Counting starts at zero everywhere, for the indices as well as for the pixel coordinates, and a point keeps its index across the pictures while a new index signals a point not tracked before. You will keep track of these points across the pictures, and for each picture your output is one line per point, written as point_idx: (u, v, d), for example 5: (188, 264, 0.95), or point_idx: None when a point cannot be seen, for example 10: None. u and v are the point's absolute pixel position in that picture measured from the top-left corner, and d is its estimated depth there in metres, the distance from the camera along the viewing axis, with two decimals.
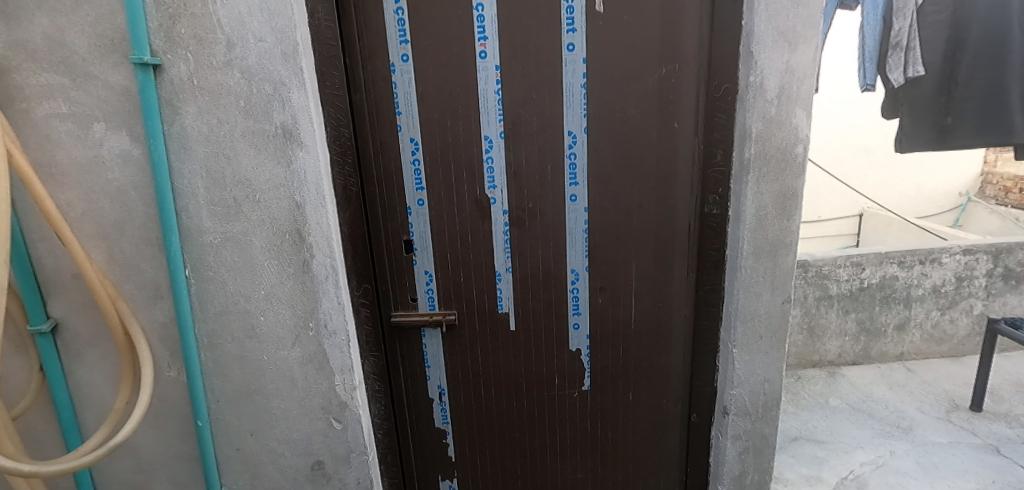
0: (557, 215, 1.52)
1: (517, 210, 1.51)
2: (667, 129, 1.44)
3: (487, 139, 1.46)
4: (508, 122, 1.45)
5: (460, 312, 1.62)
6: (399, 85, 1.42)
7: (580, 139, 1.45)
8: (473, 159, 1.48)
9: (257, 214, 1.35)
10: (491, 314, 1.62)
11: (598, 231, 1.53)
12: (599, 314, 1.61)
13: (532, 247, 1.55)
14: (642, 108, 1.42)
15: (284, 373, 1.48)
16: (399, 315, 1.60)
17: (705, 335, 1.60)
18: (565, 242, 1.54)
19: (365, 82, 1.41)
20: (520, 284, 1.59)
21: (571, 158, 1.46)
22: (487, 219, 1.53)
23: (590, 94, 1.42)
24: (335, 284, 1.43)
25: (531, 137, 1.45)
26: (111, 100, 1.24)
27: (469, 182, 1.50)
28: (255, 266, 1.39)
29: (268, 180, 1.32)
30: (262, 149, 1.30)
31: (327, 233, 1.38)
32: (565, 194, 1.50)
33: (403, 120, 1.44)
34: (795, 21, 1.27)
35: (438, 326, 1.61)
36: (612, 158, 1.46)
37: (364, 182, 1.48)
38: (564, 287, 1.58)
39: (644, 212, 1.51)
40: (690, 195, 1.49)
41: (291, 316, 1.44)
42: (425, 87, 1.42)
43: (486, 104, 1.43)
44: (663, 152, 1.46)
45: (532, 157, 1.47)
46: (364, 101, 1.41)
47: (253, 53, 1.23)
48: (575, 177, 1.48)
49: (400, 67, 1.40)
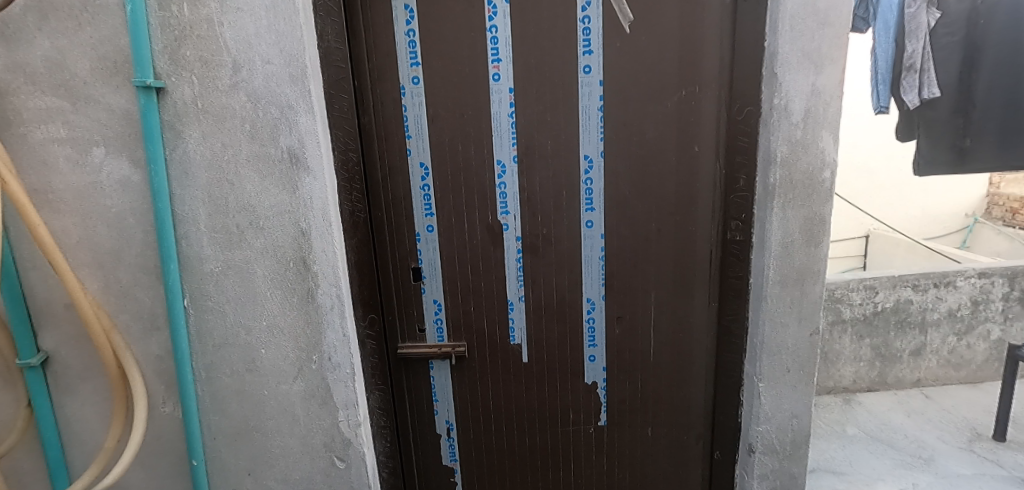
0: (572, 242, 1.45)
1: (530, 237, 1.46)
2: (686, 152, 1.38)
3: (500, 163, 1.41)
4: (522, 145, 1.40)
5: (470, 343, 1.54)
6: (409, 108, 1.38)
7: (597, 163, 1.40)
8: (485, 184, 1.43)
9: (261, 242, 1.29)
10: (502, 345, 1.54)
11: (615, 258, 1.46)
12: (616, 346, 1.53)
13: (546, 275, 1.48)
14: (660, 132, 1.37)
15: (285, 408, 1.40)
16: (407, 347, 1.53)
17: (728, 367, 1.51)
18: (580, 270, 1.47)
19: (374, 105, 1.37)
20: (534, 314, 1.52)
21: (588, 183, 1.41)
22: (499, 246, 1.47)
23: (606, 117, 1.37)
24: (341, 315, 1.36)
25: (545, 161, 1.40)
26: (112, 123, 1.20)
27: (481, 207, 1.44)
28: (257, 296, 1.33)
29: (273, 206, 1.27)
30: (267, 174, 1.25)
31: (333, 261, 1.31)
32: (581, 219, 1.44)
33: (413, 144, 1.40)
34: (820, 41, 1.22)
35: (447, 359, 1.54)
36: (629, 182, 1.41)
37: (372, 207, 1.43)
38: (579, 317, 1.51)
39: (663, 238, 1.44)
40: (711, 220, 1.42)
41: (293, 348, 1.37)
42: (436, 110, 1.38)
43: (499, 127, 1.39)
44: (683, 176, 1.40)
45: (546, 182, 1.42)
46: (373, 125, 1.37)
47: (260, 75, 1.19)
48: (591, 202, 1.42)
49: (410, 90, 1.36)
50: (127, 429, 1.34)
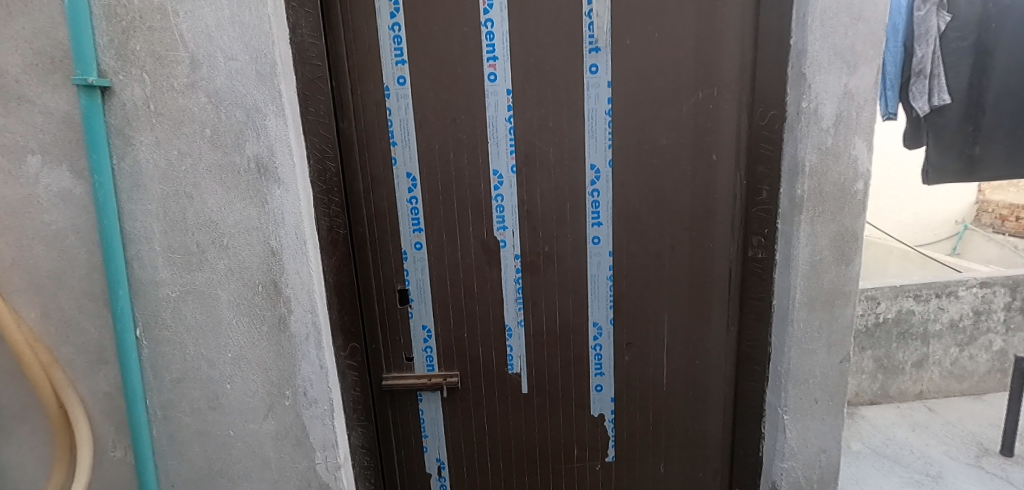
0: (576, 260, 1.31)
1: (531, 254, 1.32)
2: (703, 161, 1.25)
3: (497, 173, 1.27)
4: (521, 153, 1.26)
5: (463, 373, 1.41)
6: (394, 112, 1.24)
7: (604, 173, 1.26)
8: (480, 196, 1.29)
9: (224, 263, 1.13)
10: (499, 375, 1.41)
11: (624, 278, 1.32)
12: (625, 374, 1.39)
13: (547, 296, 1.34)
14: (675, 139, 1.24)
15: (255, 450, 1.23)
16: (393, 378, 1.39)
17: (749, 397, 1.37)
18: (586, 291, 1.34)
19: (355, 109, 1.22)
20: (534, 340, 1.38)
21: (594, 195, 1.27)
22: (496, 265, 1.33)
23: (615, 122, 1.23)
24: (317, 346, 1.20)
25: (547, 171, 1.27)
26: (49, 128, 1.04)
27: (476, 222, 1.30)
28: (221, 324, 1.17)
29: (238, 222, 1.11)
30: (232, 187, 1.09)
31: (308, 284, 1.16)
32: (587, 235, 1.30)
33: (399, 152, 1.26)
34: (854, 39, 1.10)
35: (438, 390, 1.40)
36: (640, 194, 1.27)
37: (353, 223, 1.29)
38: (584, 343, 1.37)
39: (676, 256, 1.30)
40: (730, 235, 1.29)
41: (263, 383, 1.20)
42: (424, 114, 1.24)
43: (496, 133, 1.25)
44: (700, 187, 1.26)
45: (548, 193, 1.28)
46: (353, 131, 1.23)
47: (223, 73, 1.04)
48: (598, 215, 1.28)
49: (395, 92, 1.23)
50: (69, 479, 1.16)
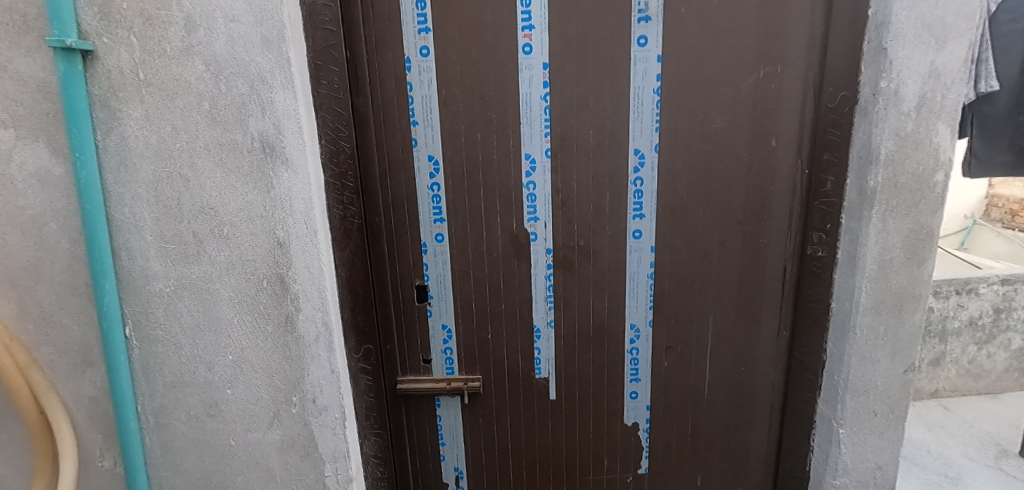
0: (614, 256, 1.19)
1: (564, 249, 1.19)
2: (761, 147, 1.12)
3: (529, 157, 1.14)
4: (557, 136, 1.12)
5: (485, 377, 1.29)
6: (416, 87, 1.10)
7: (649, 159, 1.13)
8: (509, 183, 1.15)
9: (225, 255, 1.00)
10: (524, 379, 1.29)
11: (666, 276, 1.20)
12: (663, 381, 1.27)
13: (580, 294, 1.22)
14: (731, 122, 1.11)
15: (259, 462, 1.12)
16: (408, 382, 1.27)
17: (798, 408, 1.25)
18: (623, 290, 1.21)
19: (372, 83, 1.09)
20: (564, 343, 1.26)
21: (637, 184, 1.14)
22: (525, 260, 1.20)
23: (664, 102, 1.10)
24: (328, 348, 1.08)
25: (585, 156, 1.13)
26: (24, 98, 0.90)
27: (504, 212, 1.17)
28: (220, 323, 1.04)
29: (240, 209, 0.98)
30: (233, 168, 0.96)
31: (319, 279, 1.04)
32: (627, 229, 1.17)
33: (420, 132, 1.13)
34: (944, 9, 0.96)
35: (457, 395, 1.29)
36: (689, 183, 1.14)
37: (367, 211, 1.16)
38: (620, 346, 1.25)
39: (726, 253, 1.18)
40: (787, 230, 1.16)
41: (268, 388, 1.08)
42: (450, 90, 1.10)
43: (529, 112, 1.11)
44: (756, 177, 1.13)
45: (585, 181, 1.15)
46: (369, 108, 1.10)
47: (224, 37, 0.91)
48: (640, 207, 1.15)
49: (417, 64, 1.09)
50: None
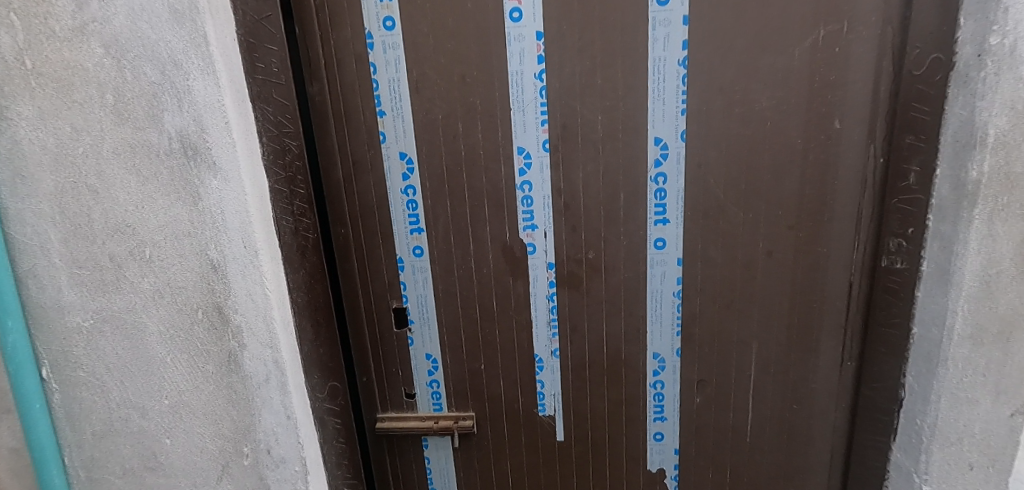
0: (631, 271, 0.96)
1: (569, 263, 0.97)
2: (821, 130, 0.86)
3: (523, 152, 0.92)
4: (557, 123, 0.90)
5: (479, 414, 1.09)
6: (380, 69, 0.90)
7: (675, 151, 0.89)
8: (499, 185, 0.94)
9: (149, 281, 0.82)
10: (526, 417, 1.08)
11: (698, 294, 0.96)
12: (694, 420, 1.04)
13: (590, 317, 1.00)
14: (782, 98, 0.85)
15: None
16: (390, 420, 1.09)
17: (866, 456, 0.98)
18: (643, 312, 0.98)
19: (326, 68, 0.90)
20: (572, 374, 1.04)
21: (658, 181, 0.91)
22: (522, 277, 0.99)
23: (693, 75, 0.85)
24: (282, 390, 0.89)
25: (591, 148, 0.91)
26: None
27: (494, 220, 0.96)
28: (150, 362, 0.86)
29: (163, 226, 0.80)
30: (149, 176, 0.78)
31: (264, 308, 0.85)
32: (648, 237, 0.94)
33: (388, 125, 0.93)
34: None
35: (448, 436, 1.09)
36: (726, 178, 0.90)
37: (332, 222, 0.98)
38: (640, 378, 1.03)
39: (774, 265, 0.93)
40: (855, 236, 0.90)
41: (213, 437, 0.90)
42: (422, 71, 0.89)
43: (521, 95, 0.89)
44: (815, 168, 0.88)
45: (593, 180, 0.92)
46: (326, 100, 0.92)
47: (123, 10, 0.71)
48: (664, 209, 0.92)
49: (381, 40, 0.88)
50: None
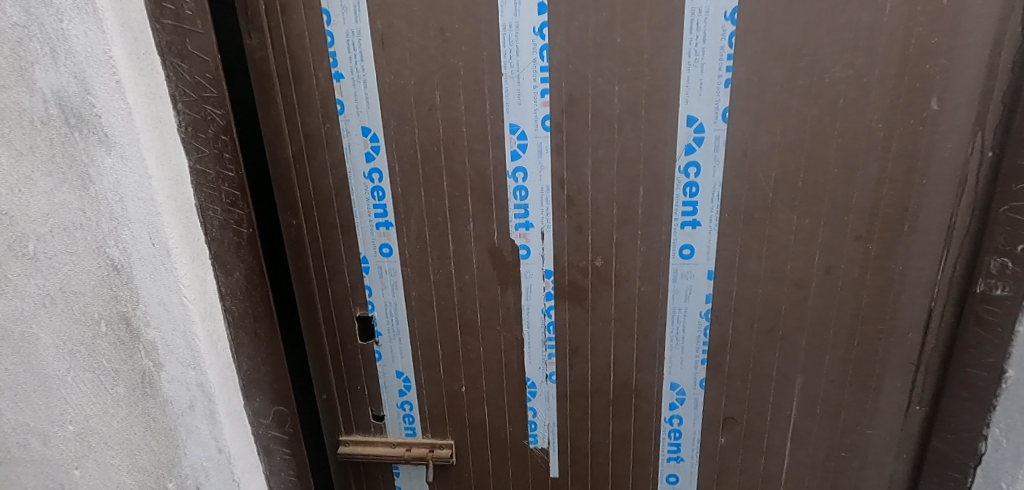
0: (648, 284, 0.77)
1: (571, 271, 0.78)
2: (911, 111, 0.64)
3: (515, 130, 0.72)
4: (561, 94, 0.69)
5: (460, 442, 0.92)
6: (334, 18, 0.70)
7: (711, 133, 0.69)
8: (486, 172, 0.75)
9: (38, 285, 0.64)
10: (514, 449, 0.91)
11: (731, 315, 0.77)
12: (716, 463, 0.86)
13: (596, 338, 0.82)
14: (862, 67, 0.63)
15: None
16: (354, 445, 0.93)
17: None
18: (661, 333, 0.80)
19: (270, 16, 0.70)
20: (570, 403, 0.86)
21: (689, 172, 0.71)
22: (512, 286, 0.80)
23: (743, 34, 0.64)
24: (210, 420, 0.71)
25: (605, 127, 0.70)
26: None
27: (480, 215, 0.77)
28: (49, 383, 0.69)
29: (47, 215, 0.61)
30: (23, 150, 0.59)
31: (184, 321, 0.66)
32: (671, 243, 0.74)
33: (346, 91, 0.73)
34: None
35: (421, 466, 0.93)
36: (778, 171, 0.69)
37: (283, 212, 0.80)
38: (652, 411, 0.85)
39: (831, 284, 0.73)
40: (942, 252, 0.69)
41: (129, 471, 0.74)
42: (388, 21, 0.69)
43: (515, 56, 0.69)
44: (899, 162, 0.66)
45: (606, 170, 0.72)
46: (271, 57, 0.73)
47: None
48: (694, 209, 0.72)
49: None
50: None
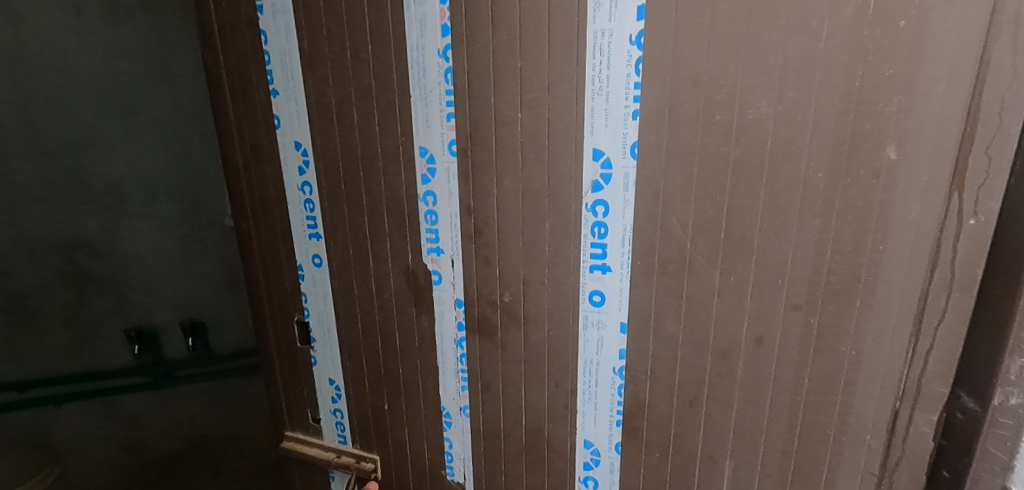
0: (559, 329, 0.70)
1: (481, 304, 0.74)
2: (859, 159, 0.50)
3: (426, 153, 0.70)
4: (466, 119, 0.66)
5: (384, 460, 0.92)
6: (270, 37, 0.74)
7: (620, 169, 0.60)
8: (399, 193, 0.74)
9: None
10: (433, 478, 0.89)
11: (648, 377, 0.67)
12: None
13: (507, 377, 0.76)
14: (795, 102, 0.51)
15: (174, 405, 1.37)
16: (294, 442, 0.99)
17: None
18: (574, 385, 0.72)
19: (222, 35, 0.77)
20: (484, 443, 0.82)
21: (596, 211, 0.63)
22: (426, 311, 0.78)
23: (651, 61, 0.56)
24: None
25: (509, 156, 0.65)
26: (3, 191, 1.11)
27: (395, 237, 0.76)
28: None
29: None
30: None
31: None
32: (580, 287, 0.67)
33: (281, 106, 0.77)
34: None
35: (348, 477, 0.95)
36: (695, 218, 0.59)
37: (236, 215, 0.87)
38: (566, 467, 0.77)
39: (764, 360, 0.60)
40: (909, 341, 0.53)
41: None
42: (313, 40, 0.72)
43: (423, 78, 0.67)
44: (846, 222, 0.52)
45: (510, 200, 0.67)
46: (224, 73, 0.79)
47: None
48: (603, 253, 0.64)
49: (270, 2, 0.72)
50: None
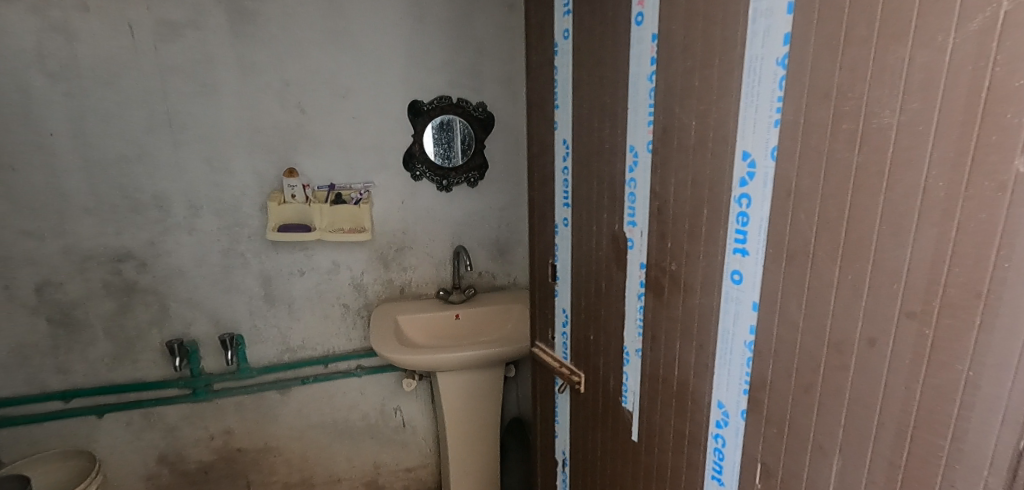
0: (705, 298, 0.87)
1: (655, 269, 0.98)
2: (981, 171, 0.48)
3: (633, 151, 0.99)
4: (659, 126, 0.91)
5: (586, 376, 1.28)
6: (560, 70, 1.19)
7: (762, 167, 0.72)
8: (615, 178, 1.05)
9: None
10: (613, 401, 1.18)
11: (774, 355, 0.76)
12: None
13: (666, 331, 0.97)
14: (918, 113, 0.52)
15: (209, 405, 2.15)
16: (540, 349, 1.49)
17: None
18: (714, 348, 0.86)
19: (538, 77, 1.29)
20: (649, 381, 1.05)
21: (743, 202, 0.76)
22: (622, 267, 1.07)
23: (793, 78, 0.66)
24: None
25: (685, 153, 0.86)
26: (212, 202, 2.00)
27: (610, 209, 1.08)
28: None
29: None
30: None
31: None
32: (723, 266, 0.82)
33: (560, 116, 1.21)
34: None
35: (563, 382, 1.37)
36: (822, 216, 0.65)
37: (531, 187, 1.40)
38: (702, 419, 0.92)
39: (876, 364, 0.61)
40: None
41: None
42: (579, 74, 1.12)
43: (636, 97, 0.96)
44: (966, 235, 0.50)
45: (682, 188, 0.88)
46: (535, 95, 1.31)
47: None
48: (744, 238, 0.77)
49: (564, 50, 1.17)
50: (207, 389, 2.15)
